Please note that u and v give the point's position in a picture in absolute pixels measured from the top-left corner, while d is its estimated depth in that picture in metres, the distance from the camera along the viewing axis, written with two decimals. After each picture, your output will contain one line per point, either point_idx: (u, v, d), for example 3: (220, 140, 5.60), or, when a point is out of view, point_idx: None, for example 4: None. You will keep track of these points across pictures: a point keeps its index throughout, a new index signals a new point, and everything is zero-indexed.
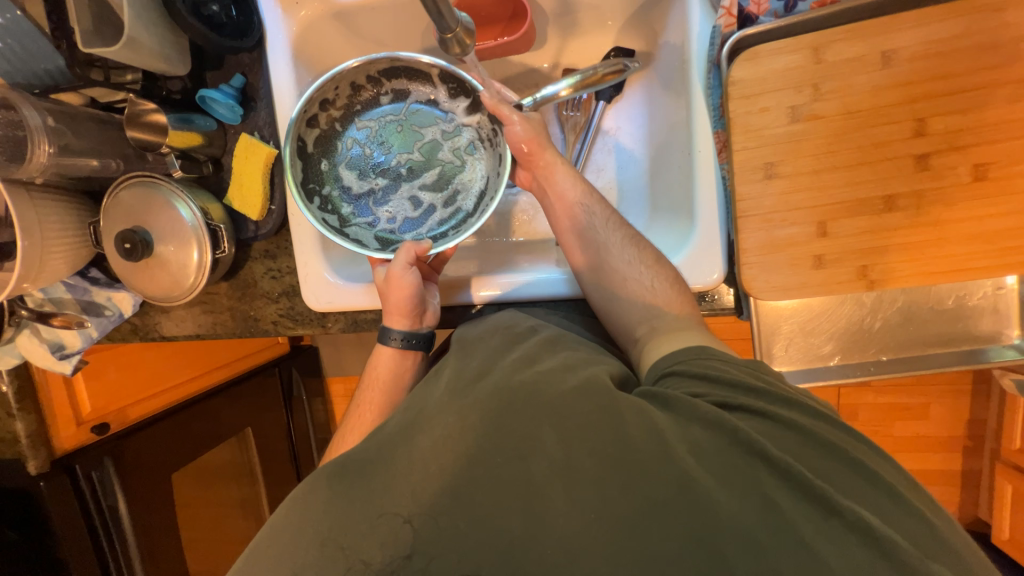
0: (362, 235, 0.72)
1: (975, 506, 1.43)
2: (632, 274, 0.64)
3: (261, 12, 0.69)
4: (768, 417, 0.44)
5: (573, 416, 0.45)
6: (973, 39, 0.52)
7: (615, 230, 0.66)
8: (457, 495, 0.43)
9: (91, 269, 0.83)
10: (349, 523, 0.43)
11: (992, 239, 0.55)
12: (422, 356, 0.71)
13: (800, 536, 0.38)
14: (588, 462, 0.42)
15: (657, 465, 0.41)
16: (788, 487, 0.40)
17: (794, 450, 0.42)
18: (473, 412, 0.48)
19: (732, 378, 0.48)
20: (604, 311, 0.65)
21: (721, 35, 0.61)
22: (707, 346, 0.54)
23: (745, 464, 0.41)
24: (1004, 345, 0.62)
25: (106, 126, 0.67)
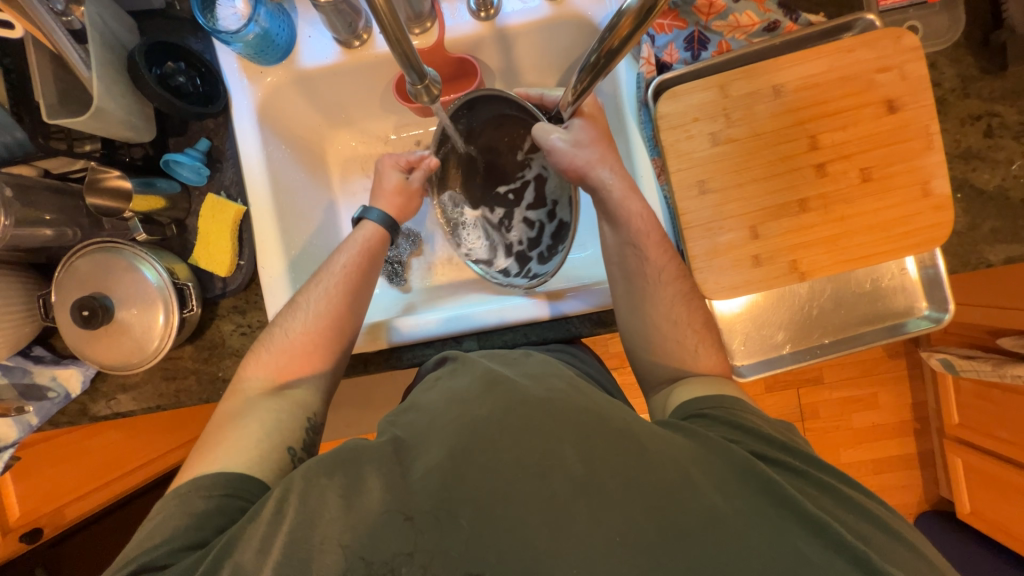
0: (506, 263, 0.82)
1: (936, 486, 1.52)
2: (674, 330, 0.65)
3: (227, 82, 0.74)
4: (796, 473, 0.48)
5: (597, 433, 0.47)
6: (838, 72, 0.65)
7: (666, 278, 0.66)
8: (460, 482, 0.44)
9: (34, 347, 0.76)
10: (352, 527, 0.43)
11: (889, 228, 0.66)
12: (360, 281, 0.69)
13: (809, 559, 0.41)
14: (614, 484, 0.43)
15: (682, 491, 0.43)
16: (809, 533, 0.42)
17: (813, 498, 0.46)
18: (488, 419, 0.48)
19: (768, 435, 0.51)
20: (629, 343, 0.68)
21: (645, 79, 0.72)
22: (740, 399, 0.57)
23: (772, 510, 0.44)
24: (917, 317, 0.72)
25: (61, 195, 0.67)
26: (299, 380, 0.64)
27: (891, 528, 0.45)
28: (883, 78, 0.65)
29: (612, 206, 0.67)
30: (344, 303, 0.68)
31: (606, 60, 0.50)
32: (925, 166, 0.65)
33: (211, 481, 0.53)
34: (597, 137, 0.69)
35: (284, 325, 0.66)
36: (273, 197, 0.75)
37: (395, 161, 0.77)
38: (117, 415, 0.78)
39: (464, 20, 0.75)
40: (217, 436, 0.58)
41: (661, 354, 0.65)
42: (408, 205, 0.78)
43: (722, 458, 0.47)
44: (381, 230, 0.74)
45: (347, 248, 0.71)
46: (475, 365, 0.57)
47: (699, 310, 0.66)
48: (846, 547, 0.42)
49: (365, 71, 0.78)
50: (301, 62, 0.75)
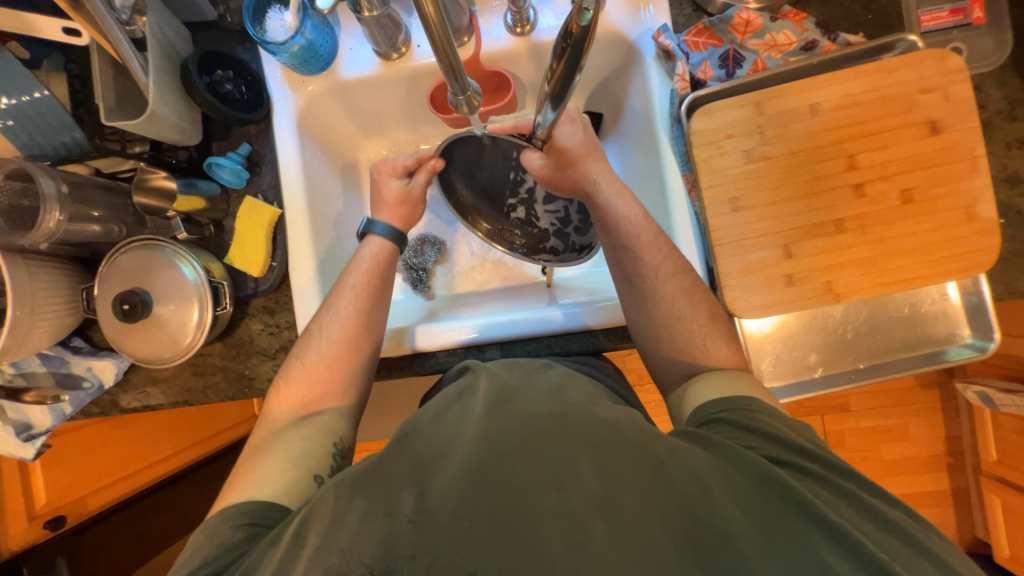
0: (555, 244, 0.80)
1: (972, 526, 1.44)
2: (679, 324, 0.65)
3: (269, 89, 0.76)
4: (814, 478, 0.46)
5: (614, 446, 0.46)
6: (878, 92, 0.64)
7: (665, 275, 0.66)
8: (478, 496, 0.43)
9: (73, 338, 0.79)
10: (368, 538, 0.42)
11: (930, 251, 0.64)
12: (373, 304, 0.71)
13: (830, 569, 0.39)
14: (632, 502, 0.42)
15: (700, 505, 0.42)
16: (837, 548, 0.40)
17: (832, 504, 0.44)
18: (505, 433, 0.47)
19: (784, 438, 0.49)
20: (638, 338, 0.68)
21: (678, 96, 0.72)
22: (754, 397, 0.56)
23: (792, 519, 0.42)
24: (959, 345, 0.69)
25: (111, 193, 0.70)
26: (321, 407, 0.66)
27: (918, 540, 0.42)
28: (925, 99, 0.64)
29: (598, 217, 0.70)
30: (360, 326, 0.69)
31: (557, 94, 0.47)
32: (969, 190, 0.63)
33: (240, 511, 0.53)
34: (575, 158, 0.69)
35: (301, 356, 0.68)
36: (307, 202, 0.77)
37: (391, 168, 0.77)
38: (145, 407, 0.80)
39: (499, 37, 0.77)
40: (248, 468, 0.59)
41: (669, 349, 0.65)
42: (412, 212, 0.79)
43: (741, 467, 0.46)
44: (384, 248, 0.75)
45: (356, 269, 0.73)
46: (489, 381, 0.57)
47: (703, 304, 0.66)
48: (866, 558, 0.40)
49: (400, 83, 0.81)
50: (341, 73, 0.78)
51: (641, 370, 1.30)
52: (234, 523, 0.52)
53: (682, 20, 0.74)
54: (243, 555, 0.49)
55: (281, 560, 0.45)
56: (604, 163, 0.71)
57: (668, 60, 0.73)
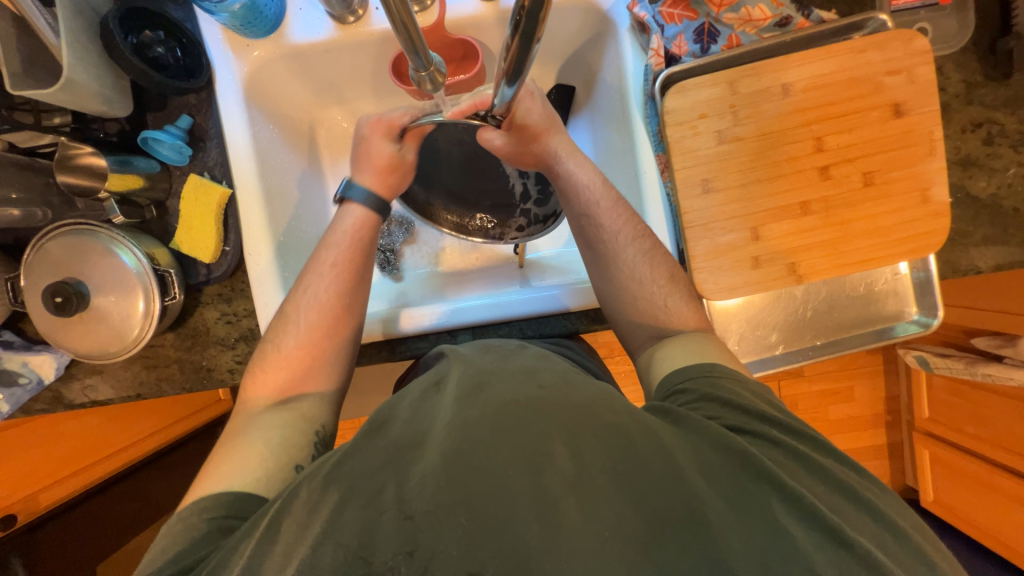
0: (520, 220, 0.80)
1: (903, 475, 1.58)
2: (641, 287, 0.65)
3: (210, 54, 0.69)
4: (772, 444, 0.48)
5: (587, 426, 0.46)
6: (848, 73, 0.64)
7: (626, 240, 0.67)
8: (456, 482, 0.42)
9: (3, 332, 0.72)
10: (347, 527, 0.42)
11: (887, 233, 0.66)
12: (352, 282, 0.68)
13: (789, 533, 0.40)
14: (607, 481, 0.43)
15: (668, 483, 0.43)
16: (797, 514, 0.42)
17: (788, 468, 0.46)
18: (480, 419, 0.46)
19: (744, 406, 0.51)
20: (604, 302, 0.68)
21: (652, 72, 0.69)
22: (717, 363, 0.57)
23: (751, 484, 0.44)
24: (906, 321, 0.73)
25: (29, 171, 0.63)
26: (304, 390, 0.63)
27: (863, 499, 0.44)
28: (892, 81, 0.64)
29: (562, 187, 0.70)
30: (337, 305, 0.66)
31: (514, 74, 0.43)
32: (925, 173, 0.65)
33: (215, 502, 0.51)
34: (536, 133, 0.68)
35: (275, 342, 0.64)
36: (260, 181, 0.72)
37: (385, 127, 0.71)
38: (94, 402, 0.75)
39: (465, 1, 0.71)
40: (219, 458, 0.56)
41: (632, 312, 0.66)
42: (398, 180, 0.75)
43: (703, 438, 0.47)
44: (363, 219, 0.71)
45: (333, 245, 0.69)
46: (463, 367, 0.56)
47: (664, 265, 0.66)
48: (819, 519, 0.41)
49: (358, 50, 0.75)
50: (291, 37, 0.71)
51: (612, 343, 1.33)
52: (207, 516, 0.50)
53: None
54: (214, 551, 0.47)
55: (251, 555, 0.44)
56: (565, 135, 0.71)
57: (643, 33, 0.71)
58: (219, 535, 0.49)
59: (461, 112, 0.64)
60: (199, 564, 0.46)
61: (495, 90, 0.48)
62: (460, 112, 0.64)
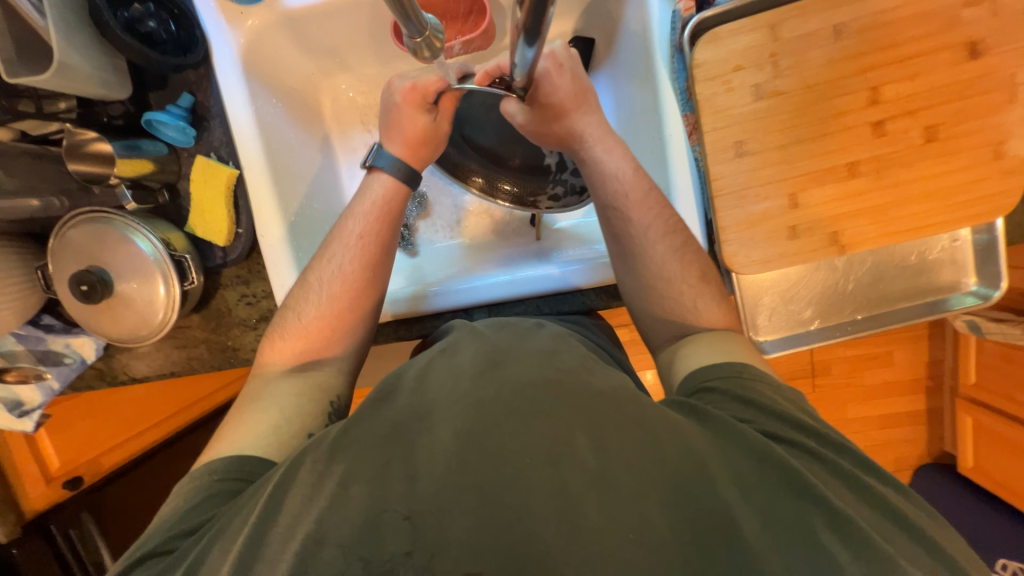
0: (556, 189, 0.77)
1: (941, 441, 1.51)
2: (668, 287, 0.61)
3: (204, 25, 0.66)
4: (813, 456, 0.44)
5: (610, 421, 0.44)
6: (915, 7, 0.55)
7: (655, 235, 0.62)
8: (470, 469, 0.41)
9: (43, 316, 0.76)
10: (351, 506, 0.41)
11: (947, 196, 0.58)
12: (377, 260, 0.67)
13: (828, 555, 0.37)
14: (628, 478, 0.41)
15: (695, 487, 0.41)
16: (838, 535, 0.39)
17: (827, 482, 0.43)
18: (496, 399, 0.46)
19: (782, 411, 0.48)
20: (624, 289, 0.64)
21: (681, 19, 0.62)
22: (750, 364, 0.54)
23: (787, 497, 0.41)
24: (963, 293, 0.66)
25: (40, 160, 0.63)
26: (321, 359, 0.63)
27: (905, 518, 0.41)
28: (969, 15, 0.54)
29: (587, 173, 0.65)
30: (360, 281, 0.66)
31: (532, 36, 0.37)
32: (1001, 124, 0.56)
33: (223, 464, 0.52)
34: (561, 112, 0.63)
35: (296, 309, 0.64)
36: (267, 159, 0.69)
37: (419, 95, 0.67)
38: (133, 380, 0.79)
39: None
40: (238, 419, 0.57)
41: (656, 308, 0.62)
42: (430, 152, 0.72)
43: (736, 442, 0.45)
44: (392, 189, 0.69)
45: (358, 214, 0.68)
46: (474, 342, 0.55)
47: (694, 263, 0.62)
48: (863, 541, 0.38)
49: (357, 11, 0.70)
50: (285, 2, 0.67)
51: None
52: (218, 478, 0.51)
53: None
54: (220, 510, 0.48)
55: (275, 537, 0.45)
56: (595, 115, 0.65)
57: None
58: (225, 496, 0.50)
59: (486, 81, 0.62)
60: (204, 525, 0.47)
61: (513, 49, 0.41)
62: (486, 77, 0.62)
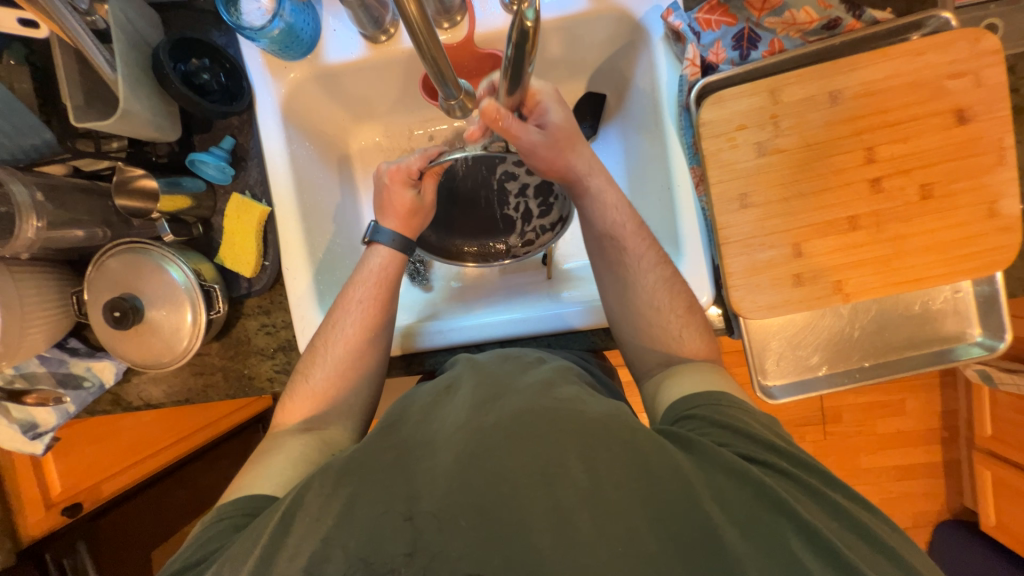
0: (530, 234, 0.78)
1: (960, 495, 1.46)
2: (654, 315, 0.63)
3: (250, 77, 0.72)
4: (785, 475, 0.45)
5: (604, 441, 0.45)
6: (904, 78, 0.60)
7: (646, 265, 0.64)
8: (469, 486, 0.42)
9: (69, 339, 0.78)
10: (355, 526, 0.41)
11: (946, 249, 0.61)
12: (381, 326, 0.68)
13: (802, 567, 0.38)
14: (619, 495, 0.42)
15: (677, 500, 0.42)
16: (811, 548, 0.40)
17: (803, 503, 0.43)
18: (496, 426, 0.46)
19: (761, 437, 0.48)
20: (613, 325, 0.66)
21: (687, 82, 0.67)
22: (727, 391, 0.55)
23: (765, 512, 0.42)
24: (968, 343, 0.68)
25: (90, 194, 0.67)
26: (322, 408, 0.64)
27: (882, 542, 0.41)
28: (955, 85, 0.59)
29: (588, 208, 0.67)
30: (364, 343, 0.67)
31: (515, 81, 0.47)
32: (993, 184, 0.59)
33: (229, 505, 0.53)
34: (564, 143, 0.63)
35: (305, 374, 0.66)
36: (297, 199, 0.74)
37: (404, 174, 0.70)
38: (148, 405, 0.80)
39: (495, 14, 0.71)
40: (249, 467, 0.59)
41: (644, 338, 0.64)
42: (420, 221, 0.73)
43: (718, 467, 0.45)
44: (390, 260, 0.71)
45: (360, 283, 0.69)
46: (476, 377, 0.56)
47: (681, 295, 0.64)
48: (832, 555, 0.39)
49: (391, 67, 0.76)
50: (325, 58, 0.73)
51: None
52: (224, 513, 0.52)
53: None
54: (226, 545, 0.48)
55: None
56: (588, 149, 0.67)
57: (678, 42, 0.68)
58: (232, 530, 0.50)
59: (476, 136, 0.62)
60: (210, 557, 0.48)
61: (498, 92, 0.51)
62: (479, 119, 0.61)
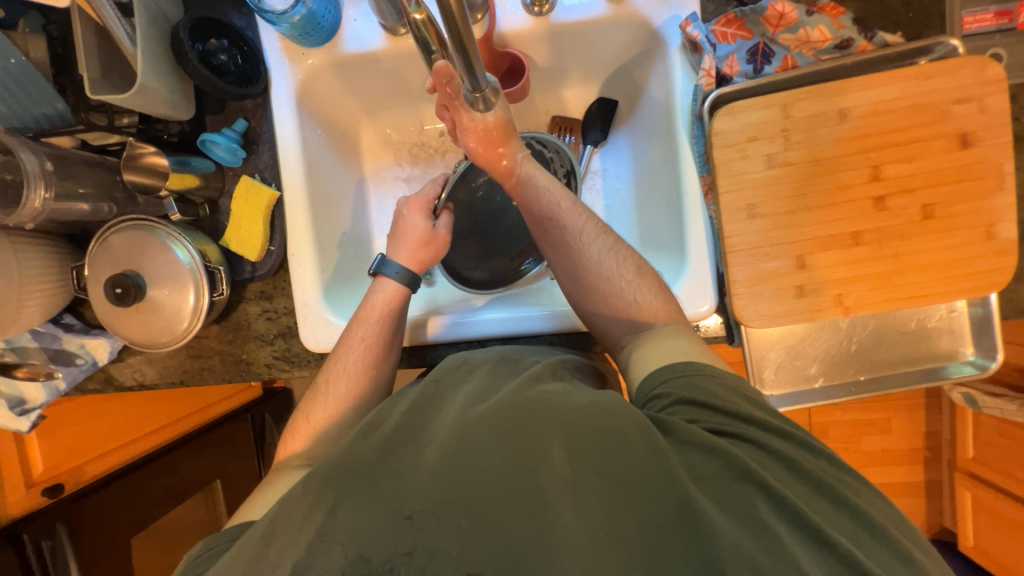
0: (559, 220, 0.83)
1: (940, 515, 1.48)
2: (610, 284, 0.64)
3: (267, 61, 0.72)
4: (754, 444, 0.45)
5: (585, 432, 0.45)
6: (912, 100, 0.61)
7: (589, 237, 0.65)
8: (467, 480, 0.42)
9: (65, 316, 0.77)
10: (341, 525, 0.41)
11: (944, 268, 0.63)
12: (384, 363, 0.67)
13: (775, 534, 0.39)
14: (600, 485, 0.42)
15: (660, 485, 0.41)
16: (780, 513, 0.41)
17: (774, 472, 0.44)
18: (479, 421, 0.46)
19: (721, 406, 0.48)
20: (576, 304, 0.67)
21: (702, 92, 0.68)
22: (693, 360, 0.54)
23: (735, 484, 0.42)
24: (960, 361, 0.69)
25: (98, 168, 0.67)
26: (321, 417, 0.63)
27: (854, 506, 0.42)
28: (960, 110, 0.61)
29: (524, 194, 0.69)
30: (366, 378, 0.66)
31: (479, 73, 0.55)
32: (992, 208, 0.61)
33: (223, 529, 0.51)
34: (495, 134, 0.67)
35: (306, 413, 0.64)
36: (306, 185, 0.74)
37: (422, 205, 0.76)
38: (141, 386, 0.79)
39: (515, 14, 0.72)
40: (250, 498, 0.57)
41: (605, 309, 0.64)
42: (432, 253, 0.74)
43: (689, 450, 0.45)
44: (394, 294, 0.70)
45: (364, 321, 0.69)
46: (465, 377, 0.56)
47: (629, 258, 0.65)
48: (801, 520, 0.40)
49: (408, 60, 0.76)
50: (344, 47, 0.73)
51: None
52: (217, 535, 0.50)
53: (712, 7, 0.69)
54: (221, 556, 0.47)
55: None
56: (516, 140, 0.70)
57: (694, 52, 0.69)
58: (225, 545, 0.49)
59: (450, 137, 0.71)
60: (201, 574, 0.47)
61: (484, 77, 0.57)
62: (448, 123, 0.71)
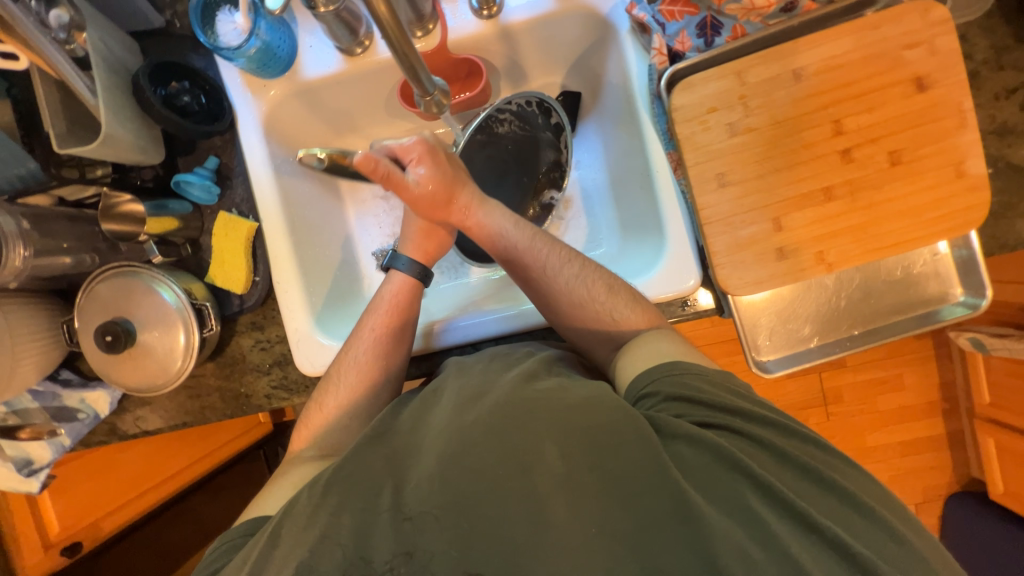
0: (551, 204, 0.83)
1: (966, 466, 1.46)
2: (583, 309, 0.63)
3: (231, 98, 0.73)
4: (743, 435, 0.45)
5: (579, 421, 0.45)
6: (862, 51, 0.62)
7: (555, 267, 0.65)
8: (463, 481, 0.42)
9: (62, 371, 0.78)
10: (346, 528, 0.41)
11: (919, 213, 0.63)
12: (395, 357, 0.67)
13: (762, 520, 0.40)
14: (594, 477, 0.42)
15: (652, 482, 0.41)
16: (770, 504, 0.41)
17: (764, 462, 0.44)
18: (473, 424, 0.46)
19: (710, 400, 0.48)
20: (557, 328, 0.67)
21: (657, 71, 0.69)
22: (678, 359, 0.53)
23: (727, 473, 0.42)
24: (952, 304, 0.69)
25: (77, 222, 0.67)
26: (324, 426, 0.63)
27: (845, 490, 0.42)
28: (912, 55, 0.62)
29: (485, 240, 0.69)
30: (376, 371, 0.66)
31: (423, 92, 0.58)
32: (957, 146, 0.62)
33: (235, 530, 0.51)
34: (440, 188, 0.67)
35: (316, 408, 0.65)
36: (283, 214, 0.75)
37: None
38: (145, 432, 0.79)
39: (466, 20, 0.74)
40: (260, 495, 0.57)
41: (584, 333, 0.64)
42: (438, 245, 0.73)
43: (679, 442, 0.45)
44: (404, 285, 0.70)
45: (374, 310, 0.69)
46: (459, 380, 0.55)
47: (600, 277, 0.64)
48: (790, 510, 0.40)
49: (369, 78, 0.78)
50: (304, 73, 0.74)
51: None
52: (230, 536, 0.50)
53: None
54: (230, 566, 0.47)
55: None
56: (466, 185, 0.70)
57: (644, 34, 0.71)
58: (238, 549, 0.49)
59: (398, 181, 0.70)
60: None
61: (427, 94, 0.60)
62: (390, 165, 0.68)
